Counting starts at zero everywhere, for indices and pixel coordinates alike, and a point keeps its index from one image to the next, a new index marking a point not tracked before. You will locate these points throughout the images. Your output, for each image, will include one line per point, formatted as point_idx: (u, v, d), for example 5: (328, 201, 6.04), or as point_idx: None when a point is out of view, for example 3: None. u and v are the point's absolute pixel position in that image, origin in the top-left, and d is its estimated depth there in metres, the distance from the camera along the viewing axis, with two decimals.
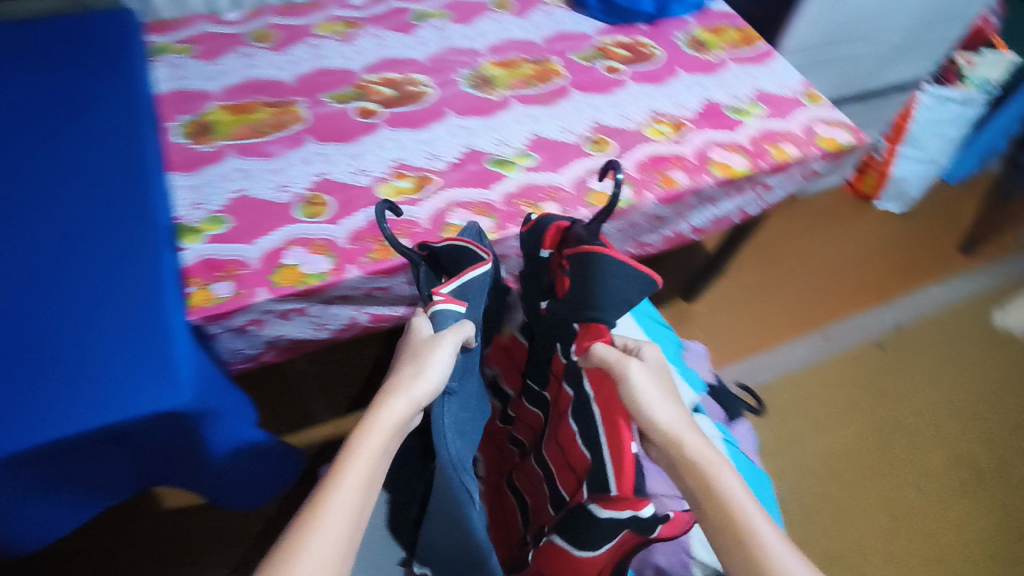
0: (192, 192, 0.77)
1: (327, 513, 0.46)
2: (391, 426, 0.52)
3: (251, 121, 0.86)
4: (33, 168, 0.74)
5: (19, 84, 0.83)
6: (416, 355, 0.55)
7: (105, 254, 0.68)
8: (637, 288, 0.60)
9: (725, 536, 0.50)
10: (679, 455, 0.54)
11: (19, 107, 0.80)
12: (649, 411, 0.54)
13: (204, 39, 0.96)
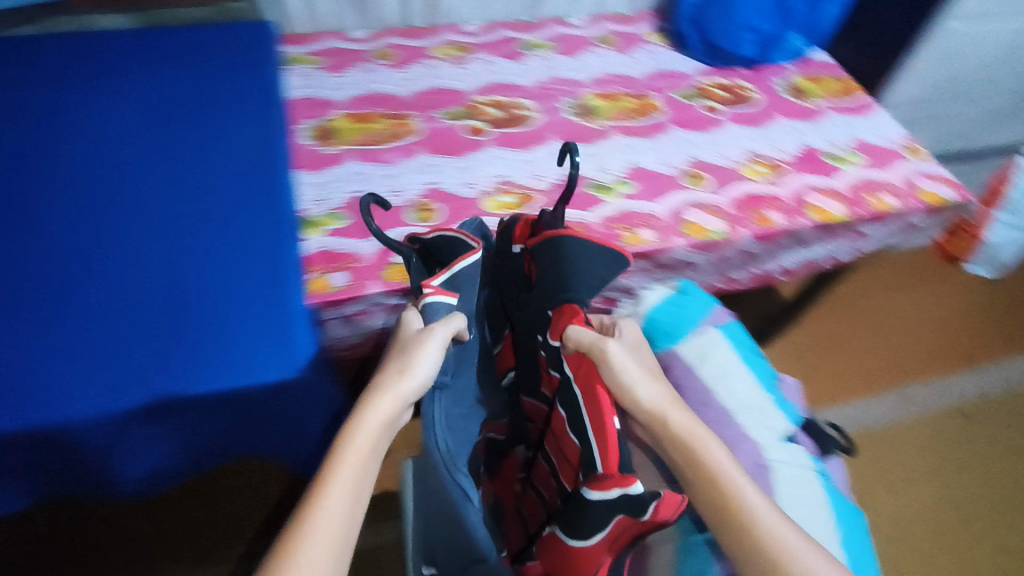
0: (316, 189, 0.84)
1: (317, 515, 0.48)
2: (379, 426, 0.53)
3: (370, 130, 0.92)
4: (183, 156, 0.82)
5: (173, 81, 0.92)
6: (404, 352, 0.56)
7: (241, 237, 0.74)
8: (600, 264, 0.60)
9: (712, 506, 0.50)
10: (666, 431, 0.54)
11: (172, 101, 0.89)
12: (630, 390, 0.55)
13: (331, 53, 1.04)
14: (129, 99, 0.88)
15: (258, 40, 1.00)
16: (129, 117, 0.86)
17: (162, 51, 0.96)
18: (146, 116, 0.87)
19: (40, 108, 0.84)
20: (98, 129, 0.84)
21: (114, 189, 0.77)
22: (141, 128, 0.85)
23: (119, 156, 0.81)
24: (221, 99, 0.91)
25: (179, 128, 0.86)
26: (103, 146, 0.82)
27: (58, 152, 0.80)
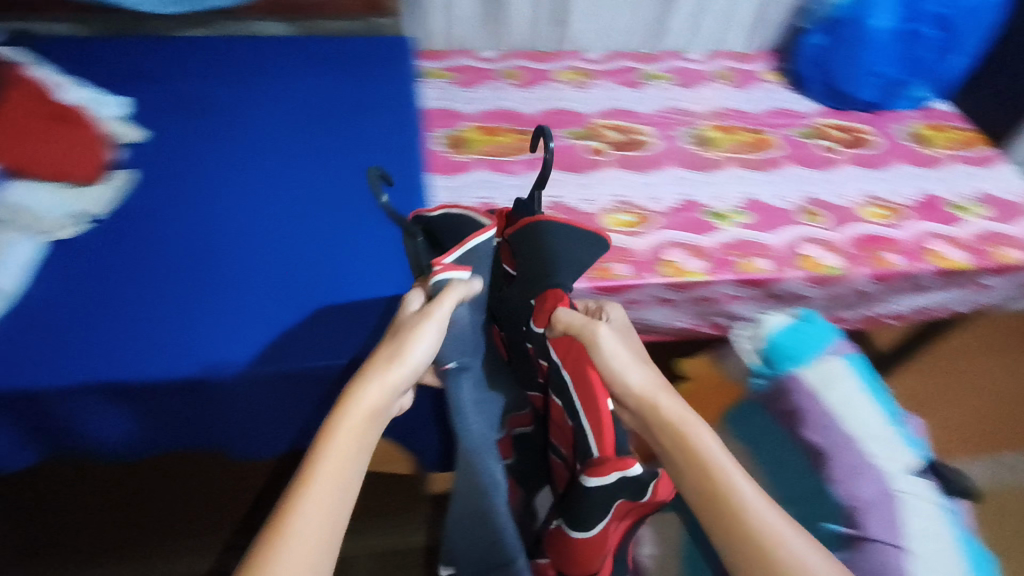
0: (449, 193, 0.90)
1: (301, 513, 0.44)
2: (362, 416, 0.50)
3: (498, 143, 0.97)
4: (333, 153, 0.90)
5: (323, 83, 1.00)
6: (396, 338, 0.54)
7: (381, 231, 0.81)
8: (584, 246, 0.60)
9: (700, 495, 0.48)
10: (656, 419, 0.52)
11: (323, 101, 0.97)
12: (620, 376, 0.54)
13: (464, 69, 1.11)
14: (284, 100, 0.97)
15: (399, 49, 1.06)
16: (284, 116, 0.94)
17: (313, 55, 1.03)
18: (300, 115, 0.95)
19: (212, 105, 0.94)
20: (257, 126, 0.92)
21: (273, 178, 0.86)
22: (294, 128, 0.93)
23: (275, 151, 0.89)
24: (364, 104, 0.97)
25: (327, 130, 0.93)
26: (261, 142, 0.90)
27: (227, 145, 0.89)
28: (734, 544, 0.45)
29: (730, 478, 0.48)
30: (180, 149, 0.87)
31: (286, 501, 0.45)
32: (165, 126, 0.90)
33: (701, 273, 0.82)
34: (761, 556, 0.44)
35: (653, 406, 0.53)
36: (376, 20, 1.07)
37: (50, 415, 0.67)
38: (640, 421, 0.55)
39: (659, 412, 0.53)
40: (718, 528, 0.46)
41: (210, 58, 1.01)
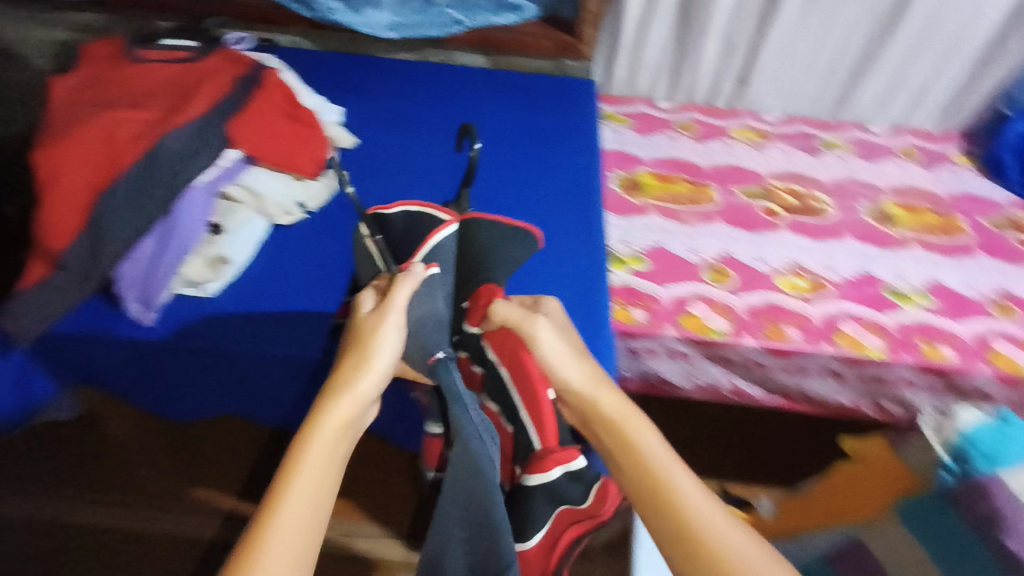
0: (623, 232, 0.92)
1: (277, 529, 0.45)
2: (336, 427, 0.50)
3: (673, 191, 0.99)
4: (517, 180, 0.95)
5: (511, 114, 1.07)
6: (360, 343, 0.54)
7: (561, 259, 0.84)
8: (515, 243, 0.69)
9: (646, 500, 0.47)
10: (601, 419, 0.51)
11: (511, 132, 1.04)
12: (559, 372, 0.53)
13: (640, 117, 1.13)
14: (474, 126, 1.04)
15: (587, 91, 1.11)
16: (472, 142, 1.01)
17: (505, 89, 1.11)
18: (490, 141, 1.02)
19: (413, 124, 1.03)
20: (450, 147, 1.00)
21: (464, 198, 0.92)
22: (482, 153, 0.99)
23: (462, 172, 0.96)
24: (545, 139, 1.02)
25: (508, 157, 0.99)
26: (451, 161, 0.98)
27: (421, 162, 0.97)
28: (687, 555, 0.45)
29: (680, 481, 0.47)
30: (381, 159, 0.97)
31: (257, 524, 0.45)
32: (372, 137, 1.00)
33: (880, 350, 0.79)
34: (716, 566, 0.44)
35: (597, 405, 0.51)
36: (566, 61, 1.13)
37: (247, 364, 0.76)
38: (580, 416, 0.53)
39: (605, 410, 0.52)
40: (667, 536, 0.46)
41: (414, 81, 1.11)
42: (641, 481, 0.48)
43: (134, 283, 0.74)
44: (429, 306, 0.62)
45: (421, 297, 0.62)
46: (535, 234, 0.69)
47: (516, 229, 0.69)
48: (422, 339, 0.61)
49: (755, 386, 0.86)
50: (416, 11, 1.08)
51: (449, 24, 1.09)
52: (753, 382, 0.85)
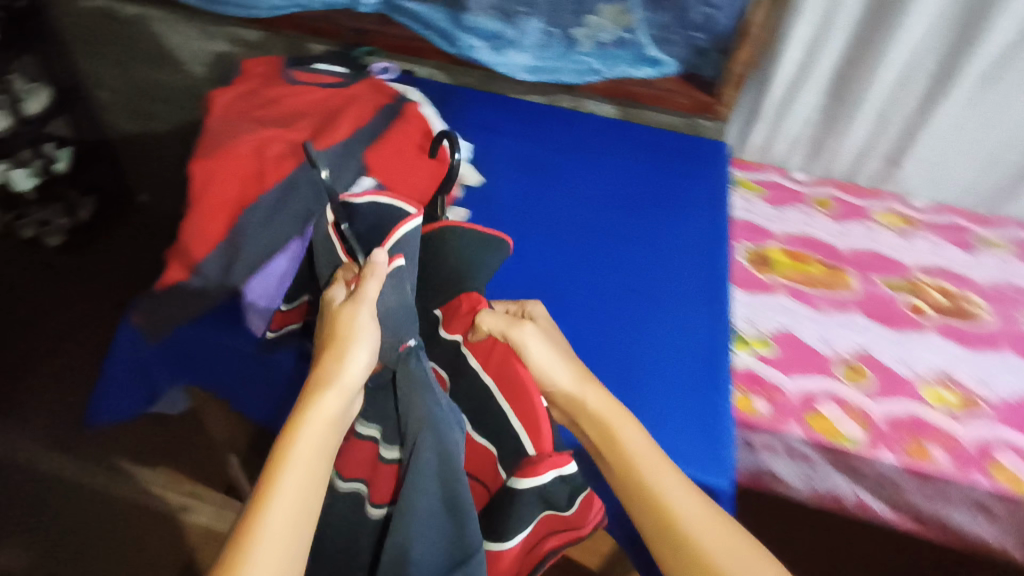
0: (748, 310, 0.86)
1: (265, 522, 0.49)
2: (324, 420, 0.54)
3: (805, 272, 0.92)
4: (638, 241, 0.92)
5: (637, 170, 1.03)
6: (340, 333, 0.56)
7: (682, 334, 0.80)
8: (486, 250, 0.67)
9: (629, 488, 0.57)
10: (589, 417, 0.60)
11: (636, 187, 1.00)
12: (547, 374, 0.61)
13: (772, 186, 1.07)
14: (598, 178, 1.02)
15: (715, 152, 1.07)
16: (595, 194, 0.99)
17: (631, 141, 1.08)
18: (612, 196, 0.99)
19: (537, 168, 1.02)
20: (574, 197, 0.98)
21: (582, 252, 0.90)
22: (603, 207, 0.97)
23: (581, 225, 0.94)
24: (671, 201, 0.98)
25: (629, 215, 0.96)
26: (572, 211, 0.96)
27: (542, 210, 0.96)
28: (663, 538, 0.55)
29: (660, 472, 0.57)
30: (501, 201, 0.97)
31: (254, 513, 0.49)
32: (497, 177, 1.00)
33: None
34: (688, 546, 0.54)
35: (586, 404, 0.61)
36: (700, 121, 1.09)
37: None
38: (569, 413, 0.63)
39: (592, 408, 0.60)
40: (646, 519, 0.56)
41: (543, 124, 1.10)
42: (625, 473, 0.57)
43: (262, 296, 0.75)
44: (399, 300, 0.59)
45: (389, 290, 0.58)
46: (506, 241, 0.67)
47: (491, 238, 0.66)
48: (393, 327, 0.58)
49: (882, 504, 0.76)
50: (556, 57, 1.06)
51: (587, 74, 1.07)
52: (880, 499, 0.76)
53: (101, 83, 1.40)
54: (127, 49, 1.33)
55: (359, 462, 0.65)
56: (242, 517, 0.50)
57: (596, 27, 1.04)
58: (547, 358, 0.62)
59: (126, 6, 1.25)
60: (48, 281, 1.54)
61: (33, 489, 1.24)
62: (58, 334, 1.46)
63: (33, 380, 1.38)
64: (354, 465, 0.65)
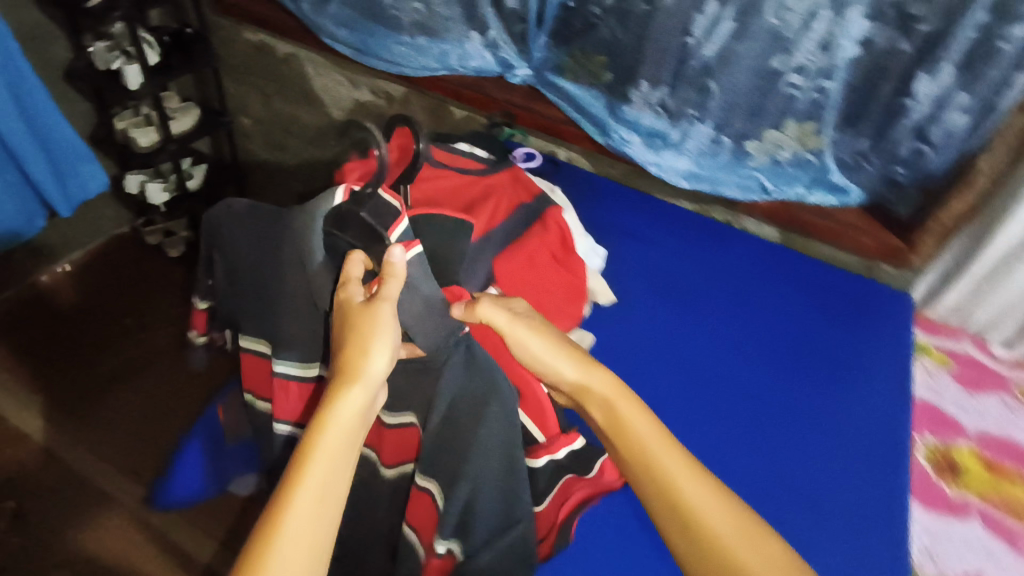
0: (928, 537, 0.70)
1: (292, 514, 0.48)
2: (351, 411, 0.54)
3: (1007, 493, 0.74)
4: (796, 419, 0.79)
5: (800, 321, 0.89)
6: (363, 328, 0.56)
7: (848, 562, 0.66)
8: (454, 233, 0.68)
9: (641, 472, 0.56)
10: (599, 405, 0.60)
11: (795, 342, 0.87)
12: (549, 368, 0.62)
13: (964, 361, 0.90)
14: (746, 321, 0.89)
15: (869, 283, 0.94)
16: (741, 340, 0.87)
17: (785, 268, 0.95)
18: (768, 349, 0.86)
19: (680, 297, 0.92)
20: (718, 343, 0.87)
21: (729, 419, 0.78)
22: (750, 361, 0.84)
23: (722, 381, 0.82)
24: (836, 368, 0.84)
25: (774, 371, 0.83)
26: (714, 361, 0.84)
27: (680, 355, 0.85)
28: (679, 529, 0.53)
29: (671, 459, 0.55)
30: (641, 331, 0.87)
31: (282, 499, 0.48)
32: (633, 303, 0.90)
33: None
34: (705, 536, 0.51)
35: (593, 391, 0.60)
36: (881, 265, 0.94)
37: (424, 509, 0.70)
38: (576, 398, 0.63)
39: (600, 397, 0.60)
40: (659, 507, 0.54)
41: (694, 242, 0.99)
42: (636, 458, 0.56)
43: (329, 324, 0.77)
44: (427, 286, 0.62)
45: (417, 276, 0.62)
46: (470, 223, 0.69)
47: (459, 223, 0.69)
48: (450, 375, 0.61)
49: None
50: (720, 166, 0.95)
51: (752, 191, 0.95)
52: None
53: (248, 111, 1.44)
54: (276, 82, 1.34)
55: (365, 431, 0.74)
56: (263, 513, 0.48)
57: (771, 143, 0.90)
58: (547, 352, 0.62)
59: (282, 44, 1.27)
60: (150, 291, 1.51)
61: (81, 508, 1.17)
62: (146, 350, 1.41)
63: (113, 389, 1.34)
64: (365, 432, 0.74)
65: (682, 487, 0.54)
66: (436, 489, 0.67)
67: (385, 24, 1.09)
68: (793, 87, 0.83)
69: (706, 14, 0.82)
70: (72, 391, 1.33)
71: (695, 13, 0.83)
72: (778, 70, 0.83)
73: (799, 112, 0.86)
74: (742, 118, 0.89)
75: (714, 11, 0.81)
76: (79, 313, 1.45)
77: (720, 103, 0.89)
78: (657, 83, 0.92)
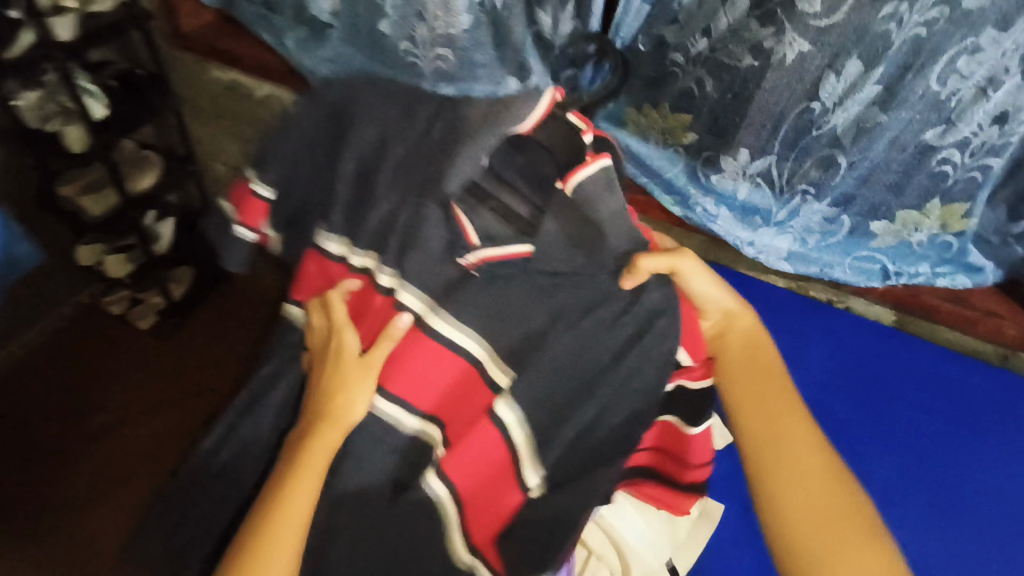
0: None
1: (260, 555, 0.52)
2: (320, 447, 0.56)
3: None
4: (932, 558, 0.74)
5: (924, 432, 0.81)
6: (347, 369, 0.58)
7: None
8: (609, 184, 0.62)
9: (748, 390, 0.62)
10: (735, 340, 0.63)
11: (920, 459, 0.79)
12: (709, 296, 0.62)
13: None
14: (866, 443, 0.81)
15: (1001, 376, 0.82)
16: (880, 487, 0.78)
17: (909, 372, 0.83)
18: (892, 471, 0.79)
19: None
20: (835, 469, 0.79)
21: None
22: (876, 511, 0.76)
23: None
24: (969, 487, 0.77)
25: (919, 525, 0.76)
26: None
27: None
28: (764, 444, 0.60)
29: (777, 394, 0.61)
30: None
31: (267, 525, 0.53)
32: None
33: None
34: (778, 459, 0.59)
35: (734, 327, 0.63)
36: (1019, 354, 0.81)
37: None
38: (722, 340, 0.64)
39: (741, 333, 0.63)
40: (753, 420, 0.61)
41: (798, 345, 0.86)
42: (749, 375, 0.62)
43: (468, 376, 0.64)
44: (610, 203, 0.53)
45: (597, 194, 0.53)
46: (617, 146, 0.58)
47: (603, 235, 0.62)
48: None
49: None
50: (832, 248, 0.79)
51: (871, 275, 0.80)
52: None
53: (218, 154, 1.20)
54: (255, 128, 1.11)
55: (404, 380, 0.58)
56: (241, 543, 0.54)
57: (905, 223, 0.74)
58: (713, 285, 0.61)
59: (260, 86, 1.03)
60: (137, 368, 1.29)
61: None
62: (144, 443, 1.21)
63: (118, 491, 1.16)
64: (396, 381, 0.58)
65: (790, 493, 0.57)
66: (513, 423, 0.58)
67: (397, 68, 0.86)
68: (948, 164, 0.66)
69: (844, 75, 0.63)
70: (59, 508, 1.14)
71: (825, 75, 0.64)
72: (931, 145, 0.65)
73: (950, 192, 0.69)
74: (870, 197, 0.72)
75: (855, 75, 0.63)
76: (55, 407, 1.23)
77: (847, 180, 0.71)
78: (761, 151, 0.73)
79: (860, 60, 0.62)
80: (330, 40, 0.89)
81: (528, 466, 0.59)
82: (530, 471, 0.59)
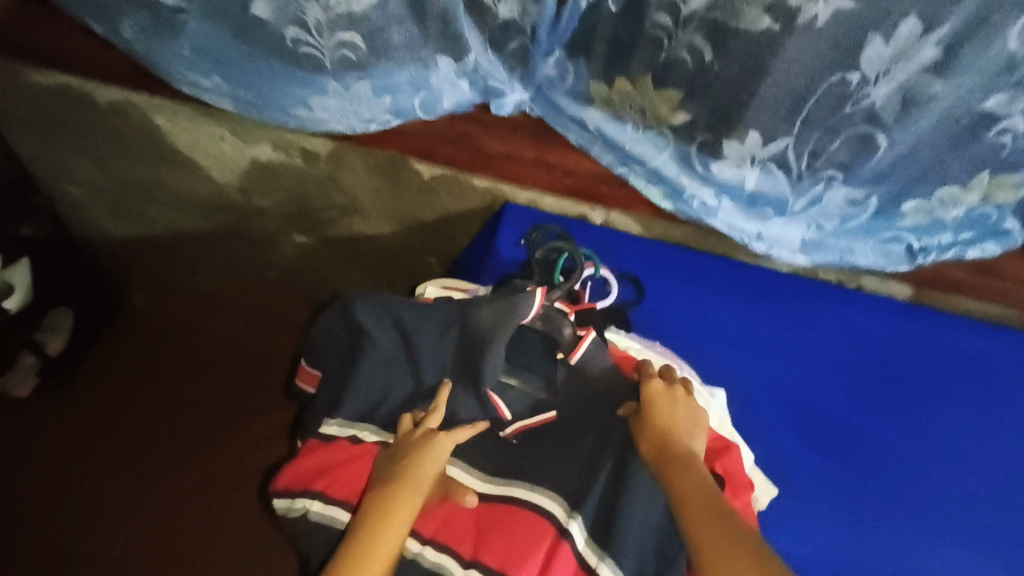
0: None
1: None
2: (394, 530, 0.46)
3: None
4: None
5: (972, 425, 0.67)
6: (418, 458, 0.49)
7: None
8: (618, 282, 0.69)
9: (692, 489, 0.47)
10: (677, 452, 0.50)
11: (977, 459, 0.65)
12: (656, 415, 0.52)
13: None
14: (917, 446, 0.65)
15: None
16: (946, 497, 0.63)
17: (938, 352, 0.70)
18: (951, 476, 0.64)
19: (844, 444, 0.65)
20: (890, 484, 0.63)
21: None
22: (944, 531, 0.61)
23: None
24: None
25: (997, 545, 0.61)
26: (946, 548, 0.60)
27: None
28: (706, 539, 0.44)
29: (716, 497, 0.47)
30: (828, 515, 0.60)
31: None
32: (783, 463, 0.63)
33: None
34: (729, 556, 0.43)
35: (673, 438, 0.50)
36: None
37: None
38: (665, 459, 0.49)
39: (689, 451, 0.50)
40: (700, 509, 0.46)
41: (818, 335, 0.71)
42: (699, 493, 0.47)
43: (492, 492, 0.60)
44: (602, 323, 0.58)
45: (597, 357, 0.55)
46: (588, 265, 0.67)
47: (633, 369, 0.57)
48: None
49: None
50: (852, 233, 0.67)
51: (895, 257, 0.68)
52: None
53: (68, 176, 0.93)
54: (109, 140, 0.85)
55: (471, 536, 0.47)
56: None
57: (942, 200, 0.62)
58: (657, 402, 0.53)
59: (101, 89, 0.78)
60: (23, 441, 1.01)
61: None
62: (41, 537, 0.95)
63: None
64: (459, 537, 0.47)
65: None
66: (572, 522, 0.47)
67: (283, 60, 0.64)
68: (1008, 135, 0.54)
69: (894, 38, 0.49)
70: None
71: (869, 38, 0.49)
72: (992, 114, 0.53)
73: (1003, 164, 0.58)
74: (907, 174, 0.60)
75: (909, 37, 0.49)
76: None
77: (883, 160, 0.58)
78: (775, 134, 0.58)
79: (917, 18, 0.47)
80: (183, 28, 0.64)
81: (608, 566, 0.45)
82: (609, 568, 0.45)
